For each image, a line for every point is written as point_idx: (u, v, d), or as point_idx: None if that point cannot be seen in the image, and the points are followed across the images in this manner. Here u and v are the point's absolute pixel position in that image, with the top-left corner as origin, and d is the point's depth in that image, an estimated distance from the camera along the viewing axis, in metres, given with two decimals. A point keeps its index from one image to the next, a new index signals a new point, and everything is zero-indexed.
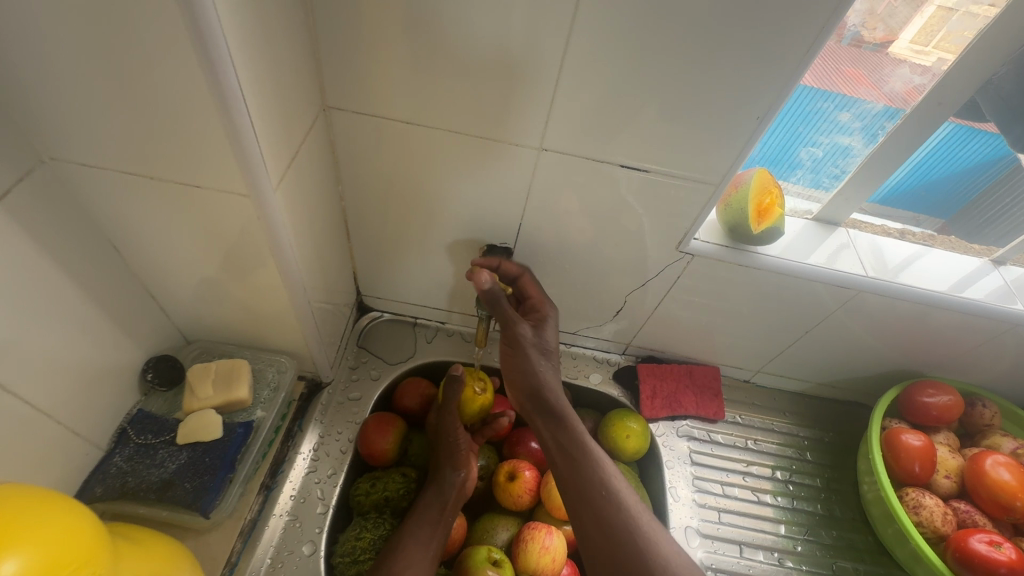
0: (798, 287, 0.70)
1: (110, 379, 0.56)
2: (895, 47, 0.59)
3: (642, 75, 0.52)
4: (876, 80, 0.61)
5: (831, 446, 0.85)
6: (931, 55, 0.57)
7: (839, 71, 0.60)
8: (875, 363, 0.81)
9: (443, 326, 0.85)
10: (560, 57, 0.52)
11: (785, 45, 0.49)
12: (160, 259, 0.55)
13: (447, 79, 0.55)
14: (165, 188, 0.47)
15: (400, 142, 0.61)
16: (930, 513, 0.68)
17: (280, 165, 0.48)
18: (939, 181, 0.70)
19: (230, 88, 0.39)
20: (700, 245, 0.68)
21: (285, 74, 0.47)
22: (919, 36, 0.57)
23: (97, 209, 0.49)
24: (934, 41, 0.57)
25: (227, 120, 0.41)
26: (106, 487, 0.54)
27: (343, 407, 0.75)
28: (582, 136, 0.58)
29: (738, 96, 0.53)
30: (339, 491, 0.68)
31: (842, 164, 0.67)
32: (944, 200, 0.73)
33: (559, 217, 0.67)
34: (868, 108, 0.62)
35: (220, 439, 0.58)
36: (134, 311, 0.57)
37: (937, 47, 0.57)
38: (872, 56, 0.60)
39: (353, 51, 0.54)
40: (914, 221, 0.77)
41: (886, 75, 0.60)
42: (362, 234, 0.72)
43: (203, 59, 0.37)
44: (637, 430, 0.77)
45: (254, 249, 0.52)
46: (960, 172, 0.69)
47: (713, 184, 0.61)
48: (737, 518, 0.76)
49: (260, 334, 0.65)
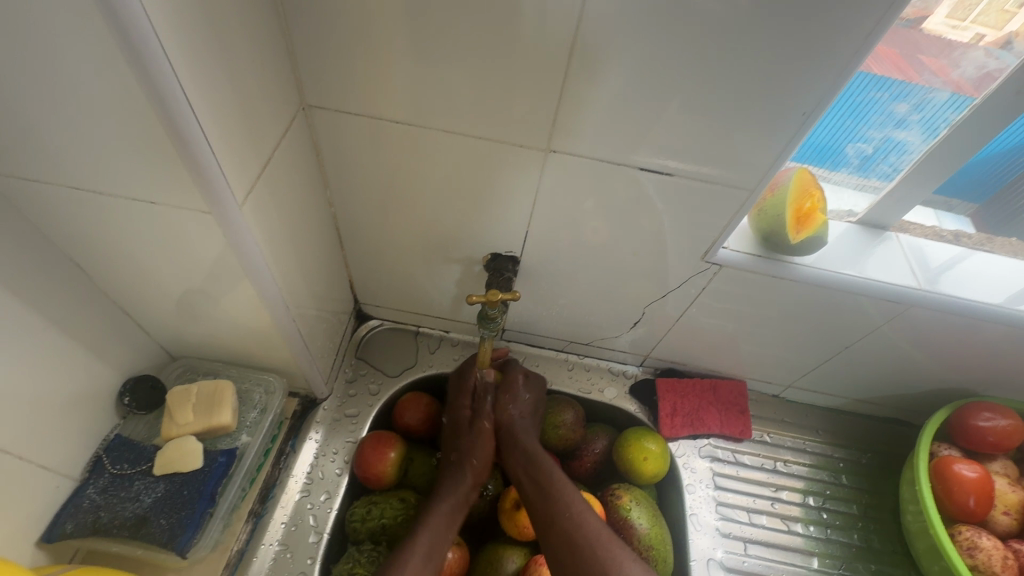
0: (838, 300, 0.63)
1: (79, 406, 0.52)
2: (929, 22, 0.49)
3: (659, 66, 0.46)
4: (942, 66, 0.52)
5: (869, 468, 0.78)
6: (967, 31, 0.50)
7: (902, 59, 0.51)
8: (921, 380, 0.73)
9: (446, 335, 0.79)
10: (564, 47, 0.45)
11: (829, 28, 0.42)
12: (127, 277, 0.50)
13: (438, 75, 0.49)
14: (122, 205, 0.42)
15: (391, 143, 0.55)
16: (988, 556, 0.61)
17: (247, 175, 0.43)
18: (981, 164, 0.61)
19: (172, 92, 0.34)
20: (729, 255, 0.62)
21: (250, 72, 0.41)
22: (958, 10, 0.48)
23: (51, 227, 0.45)
24: (972, 15, 0.49)
25: (171, 127, 0.35)
26: (77, 524, 0.50)
27: (339, 424, 0.70)
28: (593, 136, 0.52)
29: (773, 88, 0.46)
30: (334, 516, 0.64)
31: (895, 162, 0.60)
32: (980, 183, 0.63)
33: (570, 223, 0.61)
34: (931, 98, 0.54)
35: (200, 470, 0.54)
36: (104, 332, 0.53)
37: (975, 21, 0.49)
38: (944, 41, 0.51)
39: (330, 43, 0.48)
40: (945, 205, 0.68)
41: (954, 60, 0.52)
42: (356, 241, 0.67)
43: (134, 58, 0.32)
44: (655, 452, 0.70)
45: (225, 266, 0.47)
46: (1005, 156, 0.59)
47: (742, 188, 0.54)
48: (764, 550, 0.70)
49: (245, 352, 0.60)
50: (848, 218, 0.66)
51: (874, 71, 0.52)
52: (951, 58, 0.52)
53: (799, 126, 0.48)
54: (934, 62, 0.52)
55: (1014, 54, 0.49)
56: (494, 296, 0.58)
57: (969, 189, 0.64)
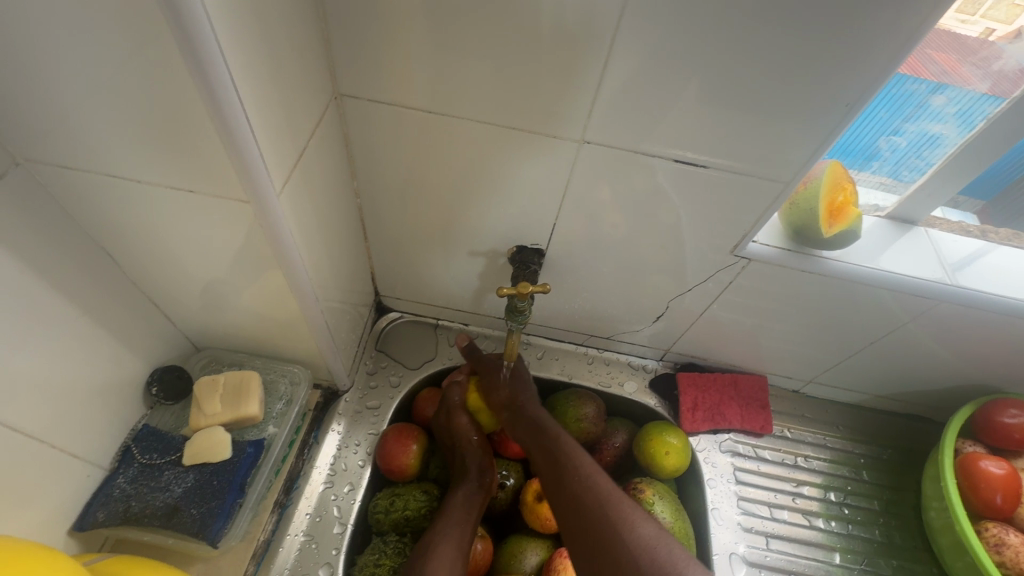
0: (867, 295, 0.63)
1: (109, 395, 0.52)
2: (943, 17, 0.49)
3: (700, 55, 0.45)
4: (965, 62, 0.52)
5: (889, 464, 0.78)
6: (976, 26, 0.50)
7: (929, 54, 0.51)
8: (946, 377, 0.72)
9: (466, 328, 0.79)
10: (603, 35, 0.44)
11: (879, 17, 0.41)
12: (157, 265, 0.50)
13: (472, 64, 0.48)
14: (158, 193, 0.42)
15: (420, 134, 0.54)
16: (1016, 553, 0.61)
17: (284, 165, 0.43)
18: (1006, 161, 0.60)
19: (219, 79, 0.33)
20: (758, 248, 0.61)
21: (287, 60, 0.41)
22: (969, 5, 0.48)
23: (85, 214, 0.45)
24: (982, 10, 0.49)
25: (215, 114, 0.35)
26: (109, 512, 0.50)
27: (361, 416, 0.70)
28: (627, 127, 0.51)
29: (817, 78, 0.45)
30: (358, 507, 0.64)
31: (929, 156, 0.59)
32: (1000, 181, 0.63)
33: (597, 217, 0.60)
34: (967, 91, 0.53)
35: (230, 460, 0.54)
36: (134, 322, 0.53)
37: (984, 16, 0.49)
38: (963, 38, 0.51)
39: (364, 31, 0.47)
40: (954, 203, 0.68)
41: (975, 57, 0.52)
42: (380, 233, 0.67)
43: (183, 43, 0.31)
44: (677, 446, 0.70)
45: (258, 256, 0.47)
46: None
47: (777, 181, 0.53)
48: (785, 545, 0.70)
49: (271, 343, 0.60)
50: (875, 213, 0.66)
51: (908, 75, 0.52)
52: (972, 58, 0.52)
53: (841, 118, 0.47)
54: (949, 62, 0.52)
55: None
56: (523, 290, 0.57)
57: (977, 188, 0.64)
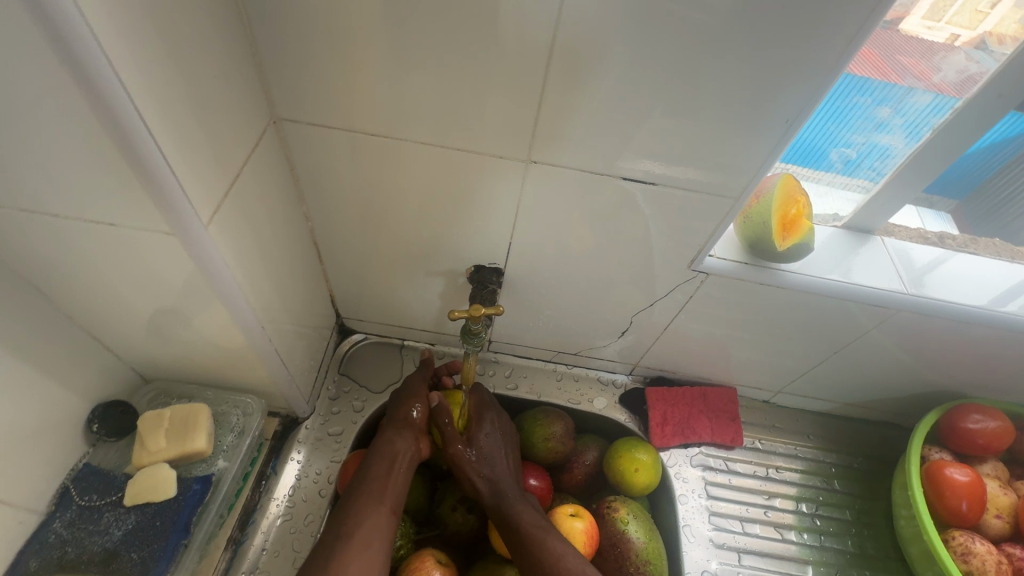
0: (826, 306, 0.63)
1: (43, 436, 0.50)
2: (906, 24, 0.48)
3: (641, 72, 0.45)
4: (928, 67, 0.52)
5: (860, 472, 0.77)
6: (941, 32, 0.50)
7: (889, 59, 0.51)
8: (910, 383, 0.73)
9: (431, 348, 0.78)
10: (542, 54, 0.44)
11: (809, 34, 0.41)
12: (91, 300, 0.48)
13: (414, 84, 0.47)
14: (83, 227, 0.40)
15: (367, 156, 0.53)
16: (982, 561, 0.61)
17: (213, 193, 0.41)
18: (965, 161, 0.60)
19: (122, 109, 0.32)
20: (716, 262, 0.61)
21: (213, 87, 0.40)
22: (931, 12, 0.48)
23: (8, 251, 0.43)
24: (946, 16, 0.49)
25: (124, 145, 0.33)
26: (42, 560, 0.48)
27: (322, 443, 0.68)
28: (575, 144, 0.51)
29: (754, 93, 0.45)
30: (318, 540, 0.62)
31: (880, 167, 0.59)
32: (962, 180, 0.64)
33: (554, 234, 0.60)
34: (921, 89, 0.53)
35: (173, 499, 0.52)
36: (71, 358, 0.51)
37: (949, 21, 0.49)
38: (925, 43, 0.51)
39: (300, 54, 0.46)
40: (927, 201, 0.68)
41: (938, 64, 0.52)
42: (336, 256, 0.65)
43: (80, 74, 0.30)
44: (647, 462, 0.69)
45: (196, 286, 0.45)
46: (983, 154, 0.60)
47: (728, 196, 0.54)
48: (758, 560, 0.69)
49: (221, 374, 0.58)
50: (834, 222, 0.66)
51: (857, 75, 0.51)
52: (930, 56, 0.51)
53: (783, 133, 0.48)
54: (918, 65, 0.52)
55: (997, 58, 0.49)
56: (476, 312, 0.56)
57: (952, 185, 0.64)
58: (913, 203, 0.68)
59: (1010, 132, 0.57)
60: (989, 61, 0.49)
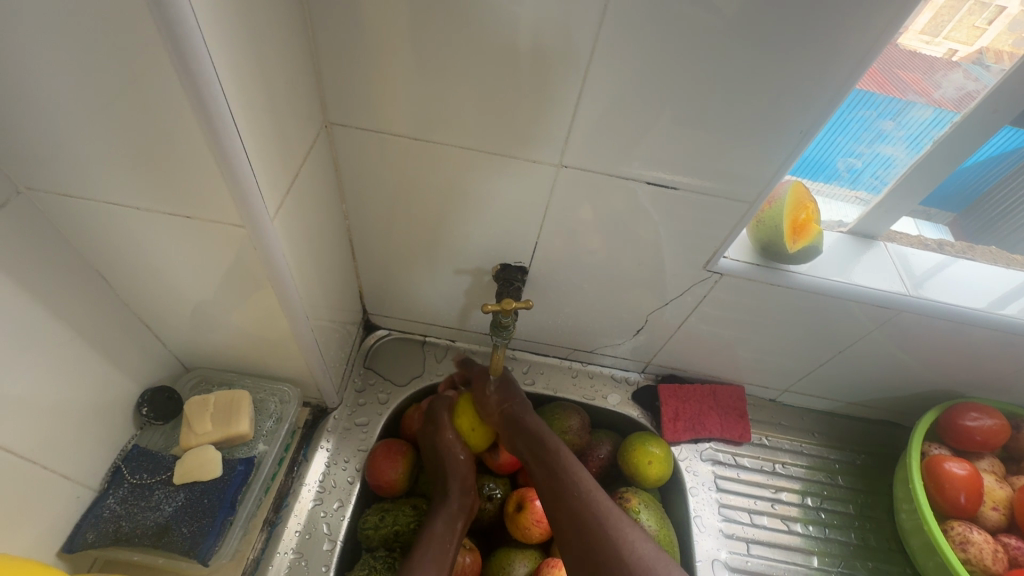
0: (833, 307, 0.66)
1: (100, 416, 0.53)
2: (906, 37, 0.51)
3: (669, 83, 0.48)
4: (929, 84, 0.56)
5: (863, 469, 0.81)
6: (939, 47, 0.53)
7: (892, 74, 0.55)
8: (911, 383, 0.76)
9: (453, 344, 0.81)
10: (578, 66, 0.48)
11: (827, 50, 0.45)
12: (150, 288, 0.52)
13: (456, 92, 0.51)
14: (154, 218, 0.44)
15: (406, 158, 0.57)
16: (979, 550, 0.64)
17: (278, 190, 0.45)
18: (962, 174, 0.64)
19: (216, 108, 0.36)
20: (729, 264, 0.64)
21: (281, 91, 0.43)
22: (930, 26, 0.51)
23: (82, 239, 0.46)
24: (944, 33, 0.52)
25: (214, 142, 0.37)
26: (98, 533, 0.51)
27: (350, 432, 0.71)
28: (601, 149, 0.54)
29: (773, 105, 0.49)
30: (347, 524, 0.65)
31: (883, 175, 0.63)
32: (959, 192, 0.67)
33: (577, 236, 0.63)
34: (921, 103, 0.57)
35: (219, 478, 0.55)
36: (126, 342, 0.54)
37: (947, 37, 0.52)
38: (926, 59, 0.54)
39: (353, 63, 0.50)
40: (926, 214, 0.72)
41: (938, 80, 0.56)
42: (368, 253, 0.69)
43: (185, 78, 0.34)
44: (658, 455, 0.72)
45: (251, 276, 0.49)
46: (978, 168, 0.64)
47: (742, 200, 0.57)
48: (766, 550, 0.72)
49: (261, 362, 0.62)
50: (838, 228, 0.70)
51: (865, 89, 0.55)
52: (930, 72, 0.55)
53: (796, 142, 0.51)
54: (917, 81, 0.56)
55: (993, 76, 0.53)
56: (507, 306, 0.60)
57: (948, 199, 0.69)
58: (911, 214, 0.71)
59: (1005, 147, 0.61)
60: (985, 79, 0.53)
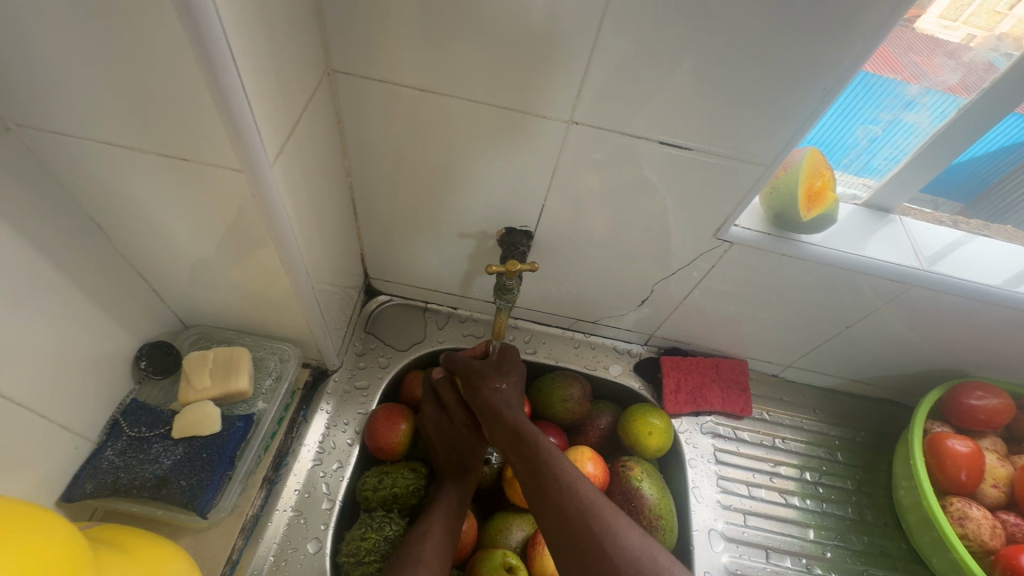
0: (843, 281, 0.65)
1: (98, 368, 0.52)
2: (922, 22, 0.51)
3: (688, 39, 0.46)
4: (943, 61, 0.54)
5: (863, 446, 0.80)
6: (957, 31, 0.53)
7: (905, 56, 0.54)
8: (917, 361, 0.75)
9: (455, 311, 0.80)
10: (594, 16, 0.45)
11: (860, 5, 0.42)
12: (146, 240, 0.50)
13: (465, 42, 0.48)
14: (150, 162, 0.42)
15: (410, 113, 0.55)
16: (977, 525, 0.64)
17: (277, 137, 0.43)
18: (964, 164, 0.63)
19: (213, 41, 0.34)
20: (740, 232, 0.63)
21: (280, 31, 0.41)
22: (949, 11, 0.51)
23: (76, 184, 0.45)
24: (963, 16, 0.52)
25: (210, 79, 0.35)
26: (97, 484, 0.51)
27: (350, 396, 0.71)
28: (613, 109, 0.52)
29: (798, 63, 0.46)
30: (347, 485, 0.65)
31: (903, 144, 0.61)
32: (964, 183, 0.66)
33: (585, 201, 0.62)
34: (937, 86, 0.56)
35: (219, 433, 0.55)
36: (123, 295, 0.53)
37: (966, 22, 0.52)
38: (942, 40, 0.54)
39: (357, 7, 0.47)
40: (932, 203, 0.70)
41: (954, 57, 0.54)
42: (370, 214, 0.67)
43: (180, 6, 0.32)
44: (659, 427, 0.72)
45: (249, 228, 0.48)
46: (984, 158, 0.62)
47: (758, 163, 0.54)
48: (763, 522, 0.72)
49: (261, 321, 0.61)
50: (852, 202, 0.68)
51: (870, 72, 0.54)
52: (943, 52, 0.54)
53: (819, 102, 0.49)
54: (927, 63, 0.54)
55: (1004, 57, 0.51)
56: (512, 268, 0.59)
57: (957, 187, 0.66)
58: (914, 203, 0.69)
59: (1014, 138, 0.59)
60: (1000, 59, 0.52)
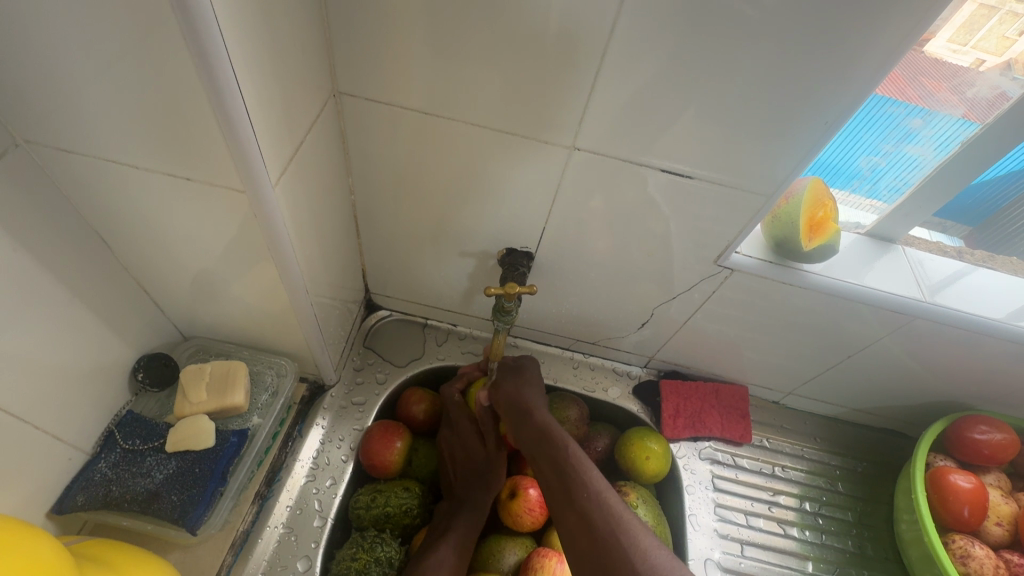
0: (845, 310, 0.64)
1: (95, 379, 0.53)
2: (930, 46, 0.50)
3: (689, 70, 0.46)
4: (955, 87, 0.53)
5: (864, 477, 0.79)
6: (966, 55, 0.51)
7: (917, 80, 0.53)
8: (920, 393, 0.74)
9: (454, 328, 0.80)
10: (597, 46, 0.46)
11: (859, 42, 0.43)
12: (148, 253, 0.51)
13: (469, 67, 0.49)
14: (155, 180, 0.43)
15: (415, 134, 0.55)
16: (980, 564, 0.63)
17: (281, 158, 0.44)
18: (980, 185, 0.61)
19: (221, 66, 0.34)
20: (741, 259, 0.63)
21: (288, 55, 0.42)
22: (959, 35, 0.49)
23: (82, 198, 0.46)
24: (973, 41, 0.50)
25: (218, 103, 0.36)
26: (88, 496, 0.51)
27: (346, 411, 0.71)
28: (614, 136, 0.52)
29: (798, 96, 0.47)
30: (339, 502, 0.64)
31: (906, 176, 0.61)
32: (975, 207, 0.64)
33: (586, 224, 0.62)
34: (946, 113, 0.55)
35: (212, 448, 0.54)
36: (124, 307, 0.54)
37: (975, 46, 0.50)
38: (954, 65, 0.52)
39: (365, 32, 0.48)
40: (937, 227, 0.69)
41: (966, 83, 0.53)
42: (372, 230, 0.68)
43: (191, 32, 0.33)
44: (657, 452, 0.71)
45: (250, 245, 0.48)
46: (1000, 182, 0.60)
47: (758, 192, 0.55)
48: (761, 552, 0.71)
49: (260, 335, 0.61)
50: (855, 230, 0.68)
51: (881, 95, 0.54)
52: (953, 82, 0.53)
53: (819, 135, 0.49)
54: (939, 88, 0.53)
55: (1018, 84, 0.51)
56: (511, 290, 0.59)
57: (964, 212, 0.65)
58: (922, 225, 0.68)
59: None
60: (1012, 86, 0.51)
